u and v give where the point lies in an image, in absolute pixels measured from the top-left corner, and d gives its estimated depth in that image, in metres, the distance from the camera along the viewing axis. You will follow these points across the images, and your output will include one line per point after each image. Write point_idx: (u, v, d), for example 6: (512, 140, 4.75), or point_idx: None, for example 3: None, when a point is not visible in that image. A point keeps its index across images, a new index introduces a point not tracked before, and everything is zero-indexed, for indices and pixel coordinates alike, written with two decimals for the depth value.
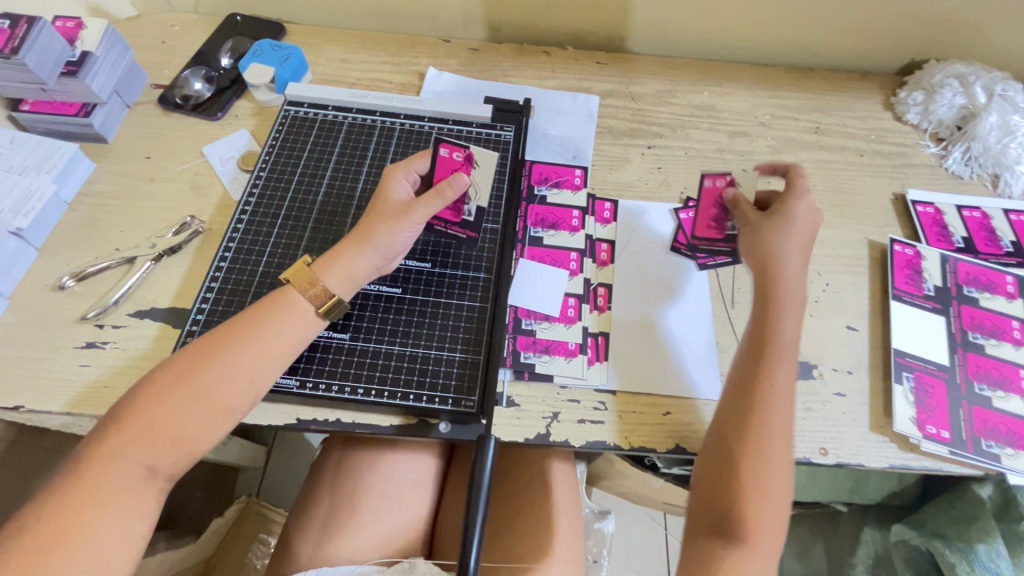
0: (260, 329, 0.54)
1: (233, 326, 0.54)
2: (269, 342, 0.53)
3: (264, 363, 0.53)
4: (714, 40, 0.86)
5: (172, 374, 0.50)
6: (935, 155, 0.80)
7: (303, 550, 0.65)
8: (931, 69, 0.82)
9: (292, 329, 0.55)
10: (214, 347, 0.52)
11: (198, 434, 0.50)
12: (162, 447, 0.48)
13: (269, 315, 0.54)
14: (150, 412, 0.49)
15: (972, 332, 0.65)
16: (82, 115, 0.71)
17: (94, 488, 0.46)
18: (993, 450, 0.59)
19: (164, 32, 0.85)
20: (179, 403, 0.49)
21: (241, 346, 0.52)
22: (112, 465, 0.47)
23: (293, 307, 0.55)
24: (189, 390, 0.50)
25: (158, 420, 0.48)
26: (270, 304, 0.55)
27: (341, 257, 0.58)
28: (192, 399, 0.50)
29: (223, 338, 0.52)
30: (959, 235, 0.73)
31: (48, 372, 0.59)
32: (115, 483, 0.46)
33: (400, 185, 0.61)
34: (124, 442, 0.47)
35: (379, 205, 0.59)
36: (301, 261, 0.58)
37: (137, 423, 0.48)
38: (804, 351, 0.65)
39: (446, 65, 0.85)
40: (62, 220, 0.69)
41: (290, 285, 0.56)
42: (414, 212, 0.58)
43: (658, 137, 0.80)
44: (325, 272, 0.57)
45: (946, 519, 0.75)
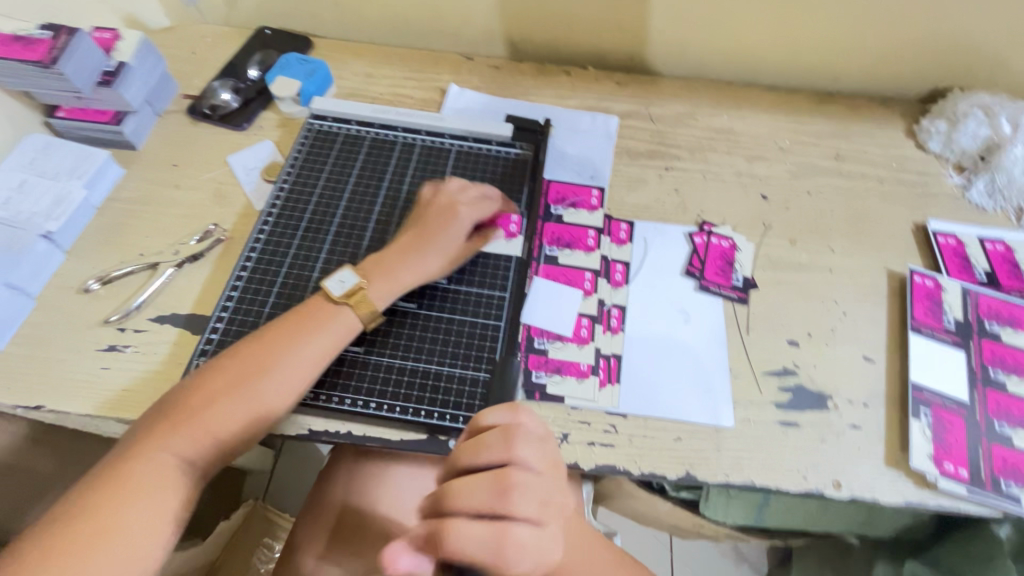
0: (307, 335, 0.57)
1: (277, 333, 0.57)
2: (313, 348, 0.57)
3: (309, 367, 0.56)
4: (735, 64, 0.86)
5: (224, 375, 0.54)
6: (957, 185, 0.80)
7: (308, 558, 0.65)
8: (955, 98, 0.81)
9: (334, 343, 0.58)
10: (259, 353, 0.55)
11: (240, 431, 0.53)
12: (206, 446, 0.52)
13: (312, 326, 0.58)
14: (203, 407, 0.52)
15: (993, 368, 0.64)
16: (114, 123, 0.73)
17: (132, 484, 0.48)
18: (1013, 491, 0.58)
19: (195, 43, 0.88)
20: (227, 404, 0.53)
21: (286, 354, 0.56)
22: (156, 459, 0.50)
23: (342, 319, 0.59)
24: (237, 394, 0.53)
25: (208, 417, 0.52)
26: (318, 314, 0.59)
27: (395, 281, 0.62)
28: (240, 403, 0.53)
29: (268, 345, 0.56)
30: (982, 268, 0.72)
31: (70, 373, 0.60)
32: (153, 480, 0.49)
33: (459, 224, 0.65)
34: (172, 439, 0.51)
35: (441, 242, 0.64)
36: (357, 284, 0.60)
37: (188, 418, 0.52)
38: (819, 381, 0.64)
39: (468, 81, 0.87)
40: (90, 224, 0.71)
41: (349, 308, 0.59)
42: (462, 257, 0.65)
43: (676, 159, 0.80)
44: (383, 299, 0.61)
45: (961, 556, 0.73)
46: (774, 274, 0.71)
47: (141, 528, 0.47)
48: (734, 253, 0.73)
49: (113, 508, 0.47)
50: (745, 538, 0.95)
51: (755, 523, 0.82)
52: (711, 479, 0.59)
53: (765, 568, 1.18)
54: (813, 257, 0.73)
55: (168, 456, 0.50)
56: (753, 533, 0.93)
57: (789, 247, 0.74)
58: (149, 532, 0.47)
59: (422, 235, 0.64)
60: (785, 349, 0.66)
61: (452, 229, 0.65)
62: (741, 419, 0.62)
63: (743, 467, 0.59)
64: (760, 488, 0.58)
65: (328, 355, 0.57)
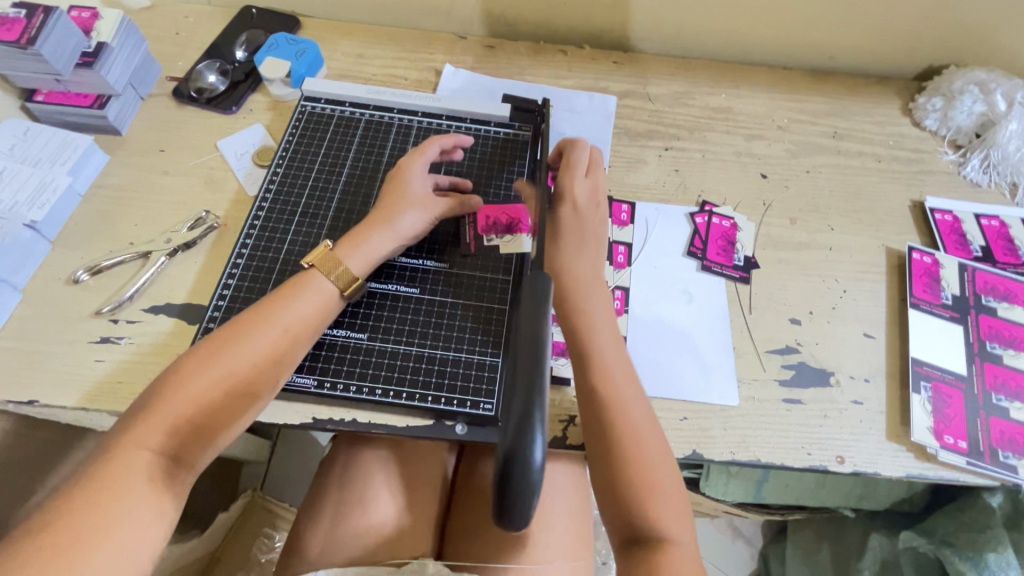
0: (282, 307, 0.55)
1: (255, 311, 0.54)
2: (290, 319, 0.54)
3: (284, 338, 0.54)
4: (733, 41, 0.85)
5: (196, 357, 0.51)
6: (953, 162, 0.80)
7: (312, 546, 0.65)
8: (951, 75, 0.81)
9: (312, 309, 0.56)
10: (236, 329, 0.53)
11: (220, 412, 0.50)
12: (186, 431, 0.48)
13: (292, 296, 0.56)
14: (175, 394, 0.49)
15: (990, 342, 0.65)
16: (97, 107, 0.71)
17: (120, 478, 0.45)
18: (1011, 461, 0.59)
19: (178, 23, 0.84)
20: (201, 383, 0.50)
21: (263, 326, 0.53)
22: (136, 455, 0.46)
23: (319, 287, 0.57)
24: (212, 369, 0.50)
25: (185, 401, 0.49)
26: (294, 287, 0.57)
27: (363, 243, 0.60)
28: (212, 377, 0.50)
29: (248, 321, 0.53)
30: (978, 244, 0.73)
31: (63, 366, 0.59)
32: (137, 472, 0.45)
33: (419, 181, 0.65)
34: (147, 429, 0.47)
35: (403, 191, 0.63)
36: (324, 246, 0.60)
37: (162, 407, 0.48)
38: (821, 358, 0.65)
39: (462, 61, 0.85)
40: (76, 213, 0.68)
41: (317, 270, 0.58)
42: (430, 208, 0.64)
43: (675, 139, 0.80)
44: (352, 256, 0.59)
45: (956, 526, 0.75)
46: (775, 253, 0.71)
47: (130, 527, 0.44)
48: (735, 233, 0.72)
49: (101, 505, 0.43)
50: (744, 514, 0.97)
51: (755, 500, 0.84)
52: (717, 456, 0.59)
53: (761, 542, 1.20)
54: (813, 236, 0.73)
55: (147, 445, 0.47)
56: (751, 509, 0.95)
57: (789, 226, 0.74)
58: (150, 522, 0.45)
59: (384, 199, 0.63)
60: (787, 327, 0.67)
61: (412, 185, 0.64)
62: (745, 398, 0.62)
63: (749, 445, 0.60)
64: (765, 464, 0.59)
65: (313, 327, 0.56)
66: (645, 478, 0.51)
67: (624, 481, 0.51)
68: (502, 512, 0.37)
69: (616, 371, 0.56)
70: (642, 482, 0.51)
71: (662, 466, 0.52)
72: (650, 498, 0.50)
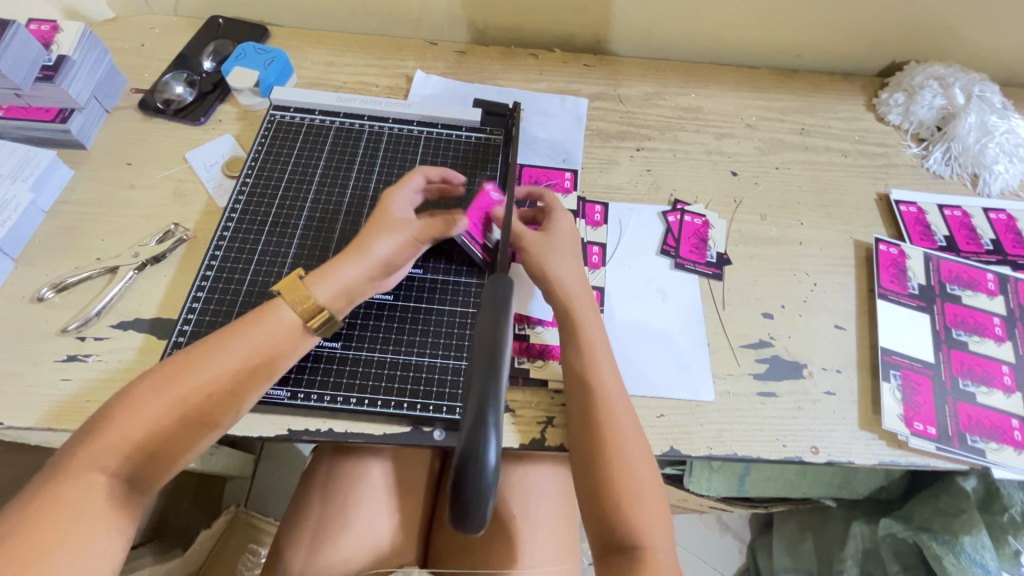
0: (247, 331, 0.53)
1: (220, 336, 0.53)
2: (251, 345, 0.53)
3: (245, 364, 0.52)
4: (700, 42, 0.86)
5: (153, 380, 0.49)
6: (916, 155, 0.82)
7: (294, 561, 0.63)
8: (911, 70, 0.83)
9: (276, 334, 0.54)
10: (197, 352, 0.51)
11: (174, 438, 0.48)
12: (137, 456, 0.47)
13: (257, 321, 0.54)
14: (126, 419, 0.47)
15: (956, 330, 0.67)
16: (59, 121, 0.70)
17: (69, 504, 0.43)
18: (978, 445, 0.61)
19: (143, 35, 0.84)
20: (163, 405, 0.48)
21: (224, 351, 0.52)
22: (87, 479, 0.45)
23: (283, 315, 0.55)
24: (167, 394, 0.49)
25: (135, 426, 0.47)
26: (260, 312, 0.55)
27: (332, 271, 0.57)
28: (167, 403, 0.48)
29: (219, 339, 0.52)
30: (942, 234, 0.74)
31: (27, 386, 0.57)
32: (87, 497, 0.44)
33: (400, 203, 0.62)
34: (96, 454, 0.46)
35: (379, 220, 0.60)
36: (294, 274, 0.57)
37: (114, 432, 0.47)
38: (793, 351, 0.66)
39: (434, 67, 0.85)
40: (40, 229, 0.67)
41: (284, 300, 0.55)
42: (410, 232, 0.60)
43: (647, 139, 0.81)
44: (318, 283, 0.56)
45: (932, 511, 0.77)
46: (747, 249, 0.72)
47: (84, 548, 0.43)
48: (708, 231, 0.73)
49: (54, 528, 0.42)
50: (729, 509, 0.98)
51: (738, 494, 0.86)
52: (695, 452, 0.60)
53: (749, 536, 1.21)
54: (783, 231, 0.74)
55: (102, 465, 0.45)
56: (736, 503, 0.96)
57: (760, 222, 0.75)
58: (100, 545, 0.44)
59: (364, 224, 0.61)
60: (760, 322, 0.67)
61: (394, 206, 0.61)
62: (720, 393, 0.63)
63: (726, 439, 0.60)
64: (742, 458, 0.60)
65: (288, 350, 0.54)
66: (627, 489, 0.51)
67: (606, 489, 0.51)
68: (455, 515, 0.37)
69: (596, 373, 0.56)
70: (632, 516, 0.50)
71: (641, 476, 0.52)
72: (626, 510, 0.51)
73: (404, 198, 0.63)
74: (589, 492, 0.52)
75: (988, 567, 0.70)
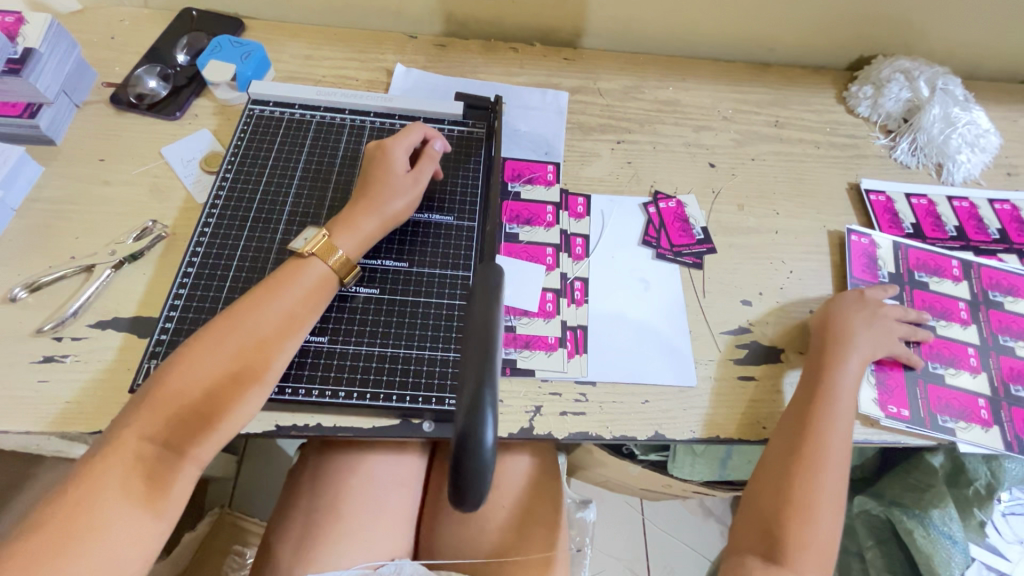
0: (281, 295, 0.55)
1: (256, 298, 0.55)
2: (288, 307, 0.55)
3: (283, 324, 0.54)
4: (677, 36, 0.87)
5: (199, 345, 0.51)
6: (884, 147, 0.85)
7: (283, 556, 0.63)
8: (879, 64, 0.86)
9: (309, 296, 0.57)
10: (236, 315, 0.53)
11: (222, 398, 0.50)
12: (185, 418, 0.49)
13: (290, 284, 0.56)
14: (174, 382, 0.49)
15: (924, 315, 0.69)
16: (27, 116, 0.68)
17: (111, 480, 0.45)
18: (948, 424, 0.64)
19: (112, 27, 0.81)
20: (209, 366, 0.50)
21: (263, 313, 0.54)
22: (131, 450, 0.46)
23: (312, 275, 0.58)
24: (212, 357, 0.51)
25: (184, 388, 0.49)
26: (291, 273, 0.57)
27: (359, 226, 0.61)
28: (213, 365, 0.51)
29: (227, 322, 0.53)
30: (909, 222, 0.77)
31: (2, 389, 0.56)
32: (132, 466, 0.46)
33: (401, 157, 0.65)
34: (145, 419, 0.48)
35: (390, 177, 0.63)
36: (319, 232, 0.60)
37: (163, 396, 0.49)
38: (772, 336, 0.68)
39: (414, 61, 0.84)
40: (10, 228, 0.65)
41: (313, 258, 0.58)
42: (422, 184, 0.65)
43: (627, 132, 0.82)
44: (347, 240, 0.60)
45: (903, 488, 0.80)
46: (726, 238, 0.74)
47: (120, 530, 0.44)
48: (684, 210, 0.76)
49: (89, 512, 0.44)
50: (711, 492, 1.00)
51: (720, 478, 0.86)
52: (678, 436, 0.61)
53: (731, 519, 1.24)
54: (760, 221, 0.76)
55: (150, 430, 0.47)
56: (718, 486, 0.98)
57: (738, 212, 0.77)
58: (135, 527, 0.45)
59: (373, 181, 0.63)
60: (740, 309, 0.69)
61: (397, 162, 0.64)
62: (703, 377, 0.65)
63: (708, 423, 0.62)
64: (723, 440, 0.62)
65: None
66: (801, 505, 0.54)
67: (785, 501, 0.55)
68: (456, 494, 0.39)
69: (835, 397, 0.59)
70: (796, 530, 0.53)
71: (816, 532, 0.53)
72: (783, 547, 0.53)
73: (401, 151, 0.65)
74: (760, 521, 0.56)
75: (955, 537, 0.75)
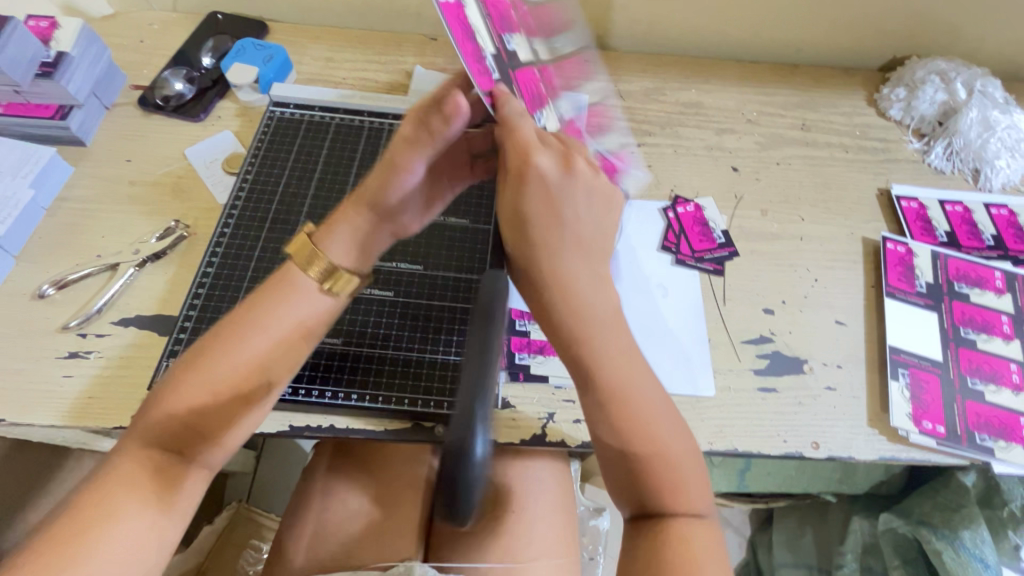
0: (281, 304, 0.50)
1: (255, 309, 0.49)
2: (290, 316, 0.50)
3: (285, 336, 0.49)
4: (701, 37, 0.86)
5: (195, 361, 0.47)
6: (917, 151, 0.82)
7: (296, 555, 0.63)
8: (913, 65, 0.83)
9: (316, 302, 0.51)
10: (236, 328, 0.48)
11: (224, 416, 0.47)
12: (186, 438, 0.45)
13: (293, 291, 0.50)
14: (170, 403, 0.45)
15: (964, 328, 0.67)
16: (58, 118, 0.70)
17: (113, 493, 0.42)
18: (987, 443, 0.61)
19: (142, 30, 0.83)
20: (205, 386, 0.46)
21: (265, 325, 0.49)
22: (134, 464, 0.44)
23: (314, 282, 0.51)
24: (207, 375, 0.46)
25: (181, 409, 0.45)
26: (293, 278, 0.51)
27: (336, 219, 0.53)
28: (210, 382, 0.46)
29: (229, 332, 0.48)
30: (943, 230, 0.74)
31: (29, 383, 0.57)
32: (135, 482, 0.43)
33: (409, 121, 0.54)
34: (145, 442, 0.45)
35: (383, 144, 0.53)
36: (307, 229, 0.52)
37: (161, 416, 0.45)
38: (794, 346, 0.66)
39: (433, 63, 0.84)
40: (40, 226, 0.67)
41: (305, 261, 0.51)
42: (404, 149, 0.50)
43: (647, 135, 0.80)
44: (335, 240, 0.52)
45: (932, 506, 0.77)
46: (748, 245, 0.72)
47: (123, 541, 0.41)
48: (703, 214, 0.74)
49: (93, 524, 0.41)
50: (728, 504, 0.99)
51: (739, 489, 0.87)
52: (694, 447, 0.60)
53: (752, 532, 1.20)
54: (784, 227, 0.74)
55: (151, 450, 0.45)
56: (736, 499, 0.97)
57: (761, 217, 0.75)
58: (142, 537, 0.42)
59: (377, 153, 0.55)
60: (761, 318, 0.67)
61: None
62: (721, 388, 0.63)
63: (726, 435, 0.60)
64: (742, 453, 0.60)
65: (605, 368, 0.44)
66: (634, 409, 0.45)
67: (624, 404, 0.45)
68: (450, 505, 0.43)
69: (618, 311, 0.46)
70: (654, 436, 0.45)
71: (702, 465, 0.45)
72: (678, 494, 0.44)
73: None
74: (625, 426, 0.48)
75: (987, 561, 0.70)
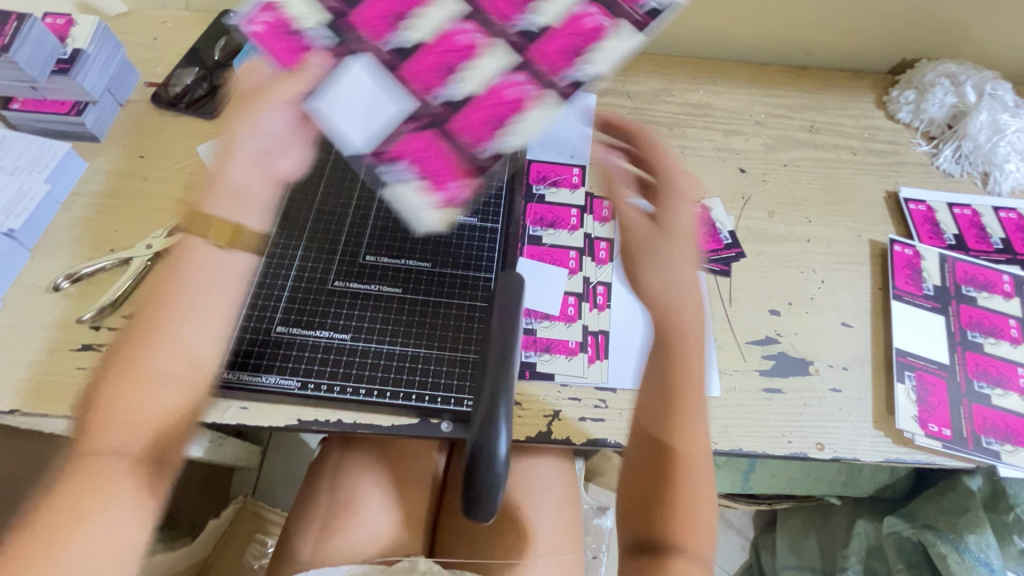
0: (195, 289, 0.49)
1: (167, 295, 0.49)
2: (199, 299, 0.49)
3: (205, 317, 0.49)
4: (709, 38, 0.86)
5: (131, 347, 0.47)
6: (926, 153, 0.82)
7: (303, 548, 0.64)
8: (923, 67, 0.83)
9: (211, 280, 0.50)
10: (158, 317, 0.48)
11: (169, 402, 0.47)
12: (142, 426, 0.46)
13: (186, 273, 0.50)
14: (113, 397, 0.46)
15: (971, 331, 0.67)
16: (73, 114, 0.71)
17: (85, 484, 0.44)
18: (993, 447, 0.61)
19: (155, 28, 0.84)
20: (148, 374, 0.47)
21: (176, 312, 0.48)
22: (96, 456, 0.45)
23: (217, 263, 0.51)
24: (146, 362, 0.47)
25: (128, 400, 0.46)
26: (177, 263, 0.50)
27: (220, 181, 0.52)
28: (156, 368, 0.47)
29: (153, 320, 0.48)
30: (951, 233, 0.74)
31: (43, 374, 0.58)
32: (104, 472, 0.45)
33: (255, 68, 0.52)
34: (105, 436, 0.45)
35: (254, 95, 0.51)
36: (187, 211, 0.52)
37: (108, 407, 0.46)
38: (800, 347, 0.66)
39: None
40: (55, 220, 0.68)
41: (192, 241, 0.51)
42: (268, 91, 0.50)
43: (655, 136, 0.81)
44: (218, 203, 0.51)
45: (937, 510, 0.76)
46: (755, 246, 0.73)
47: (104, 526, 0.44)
48: (709, 215, 0.74)
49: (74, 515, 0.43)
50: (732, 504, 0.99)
51: (743, 490, 0.87)
52: None
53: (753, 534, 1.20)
54: (791, 228, 0.74)
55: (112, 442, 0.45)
56: (739, 499, 0.97)
57: (768, 219, 0.75)
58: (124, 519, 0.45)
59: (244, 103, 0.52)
60: (767, 319, 0.68)
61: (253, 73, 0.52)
62: (727, 388, 0.63)
63: (732, 435, 0.61)
64: (746, 453, 0.60)
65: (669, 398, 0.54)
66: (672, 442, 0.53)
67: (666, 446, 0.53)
68: (468, 502, 0.41)
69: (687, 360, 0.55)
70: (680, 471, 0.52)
71: (700, 446, 0.53)
72: (682, 506, 0.51)
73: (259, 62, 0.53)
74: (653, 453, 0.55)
75: (993, 566, 0.70)
